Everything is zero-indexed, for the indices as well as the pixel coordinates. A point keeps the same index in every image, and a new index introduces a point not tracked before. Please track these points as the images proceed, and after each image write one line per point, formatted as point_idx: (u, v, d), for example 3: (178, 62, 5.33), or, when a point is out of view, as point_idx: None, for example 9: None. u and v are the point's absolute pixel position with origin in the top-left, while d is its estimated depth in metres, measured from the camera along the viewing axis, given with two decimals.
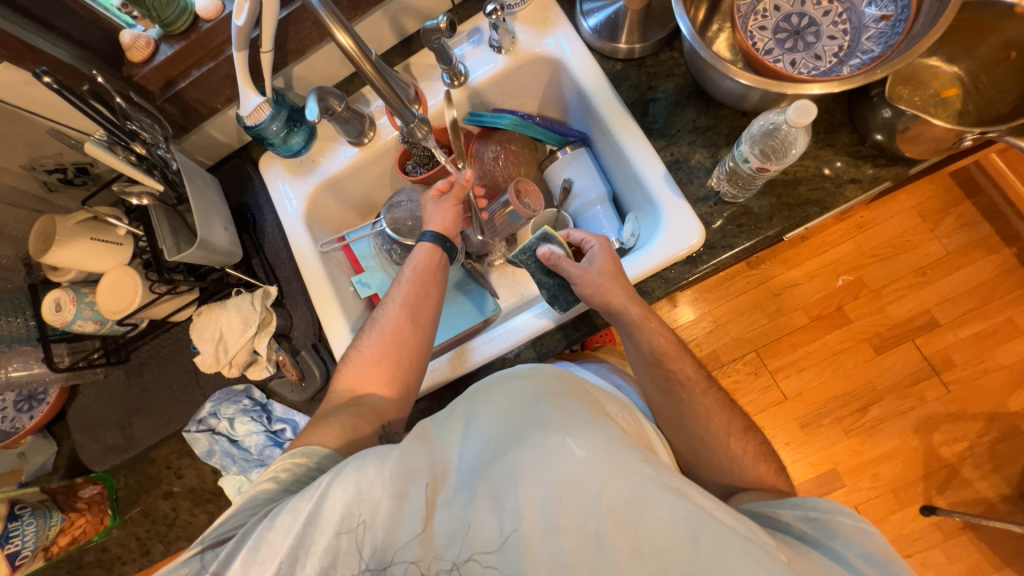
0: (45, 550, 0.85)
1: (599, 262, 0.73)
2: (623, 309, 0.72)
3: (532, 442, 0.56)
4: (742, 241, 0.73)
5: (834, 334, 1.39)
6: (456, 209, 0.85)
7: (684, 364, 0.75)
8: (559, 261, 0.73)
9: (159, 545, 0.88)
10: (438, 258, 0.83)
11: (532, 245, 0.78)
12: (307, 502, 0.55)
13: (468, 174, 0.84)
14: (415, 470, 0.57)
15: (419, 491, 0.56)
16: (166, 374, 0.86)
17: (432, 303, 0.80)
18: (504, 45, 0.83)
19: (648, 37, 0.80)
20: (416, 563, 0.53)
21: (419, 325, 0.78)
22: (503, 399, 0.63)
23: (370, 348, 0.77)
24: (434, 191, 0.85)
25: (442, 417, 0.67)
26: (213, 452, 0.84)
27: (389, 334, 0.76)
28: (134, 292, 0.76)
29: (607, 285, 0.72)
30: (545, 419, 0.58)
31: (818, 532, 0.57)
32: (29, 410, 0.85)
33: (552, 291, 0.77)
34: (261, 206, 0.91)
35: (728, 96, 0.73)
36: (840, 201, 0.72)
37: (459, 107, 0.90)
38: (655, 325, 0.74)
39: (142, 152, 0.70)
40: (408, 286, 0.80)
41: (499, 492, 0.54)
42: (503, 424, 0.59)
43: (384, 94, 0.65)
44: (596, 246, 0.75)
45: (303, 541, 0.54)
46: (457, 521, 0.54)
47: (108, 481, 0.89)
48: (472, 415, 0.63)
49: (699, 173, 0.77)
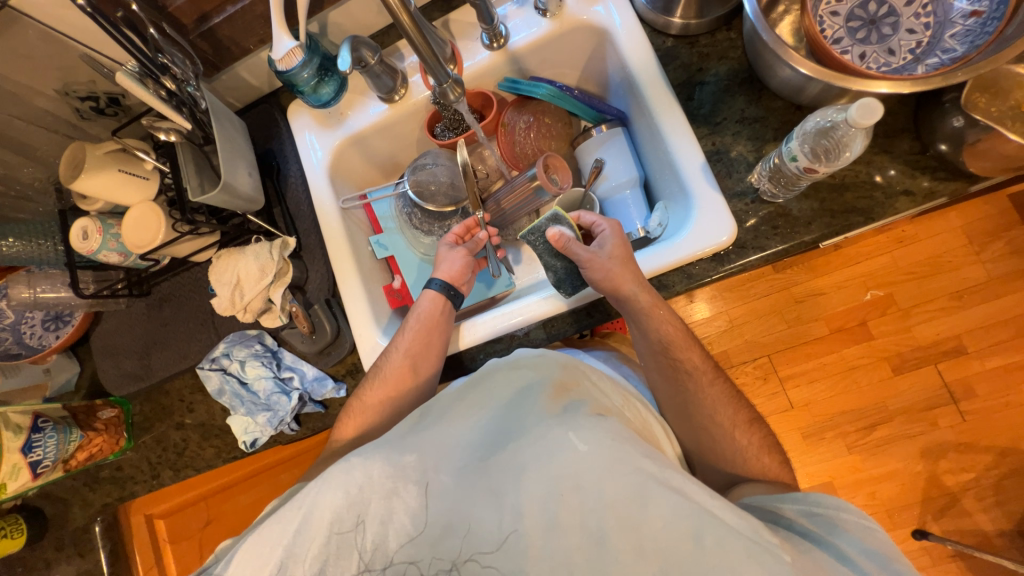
0: (64, 461, 0.88)
1: (609, 246, 0.73)
2: (631, 296, 0.70)
3: (533, 437, 0.58)
4: (775, 244, 0.70)
5: (853, 349, 1.35)
6: (466, 258, 0.84)
7: (692, 354, 0.73)
8: (568, 244, 0.72)
9: (169, 471, 0.93)
10: (444, 308, 0.81)
11: (542, 226, 0.76)
12: (294, 511, 0.56)
13: (485, 235, 0.86)
14: (411, 463, 0.58)
15: (413, 489, 0.57)
16: (184, 312, 0.89)
17: (436, 352, 0.78)
18: (550, 8, 0.79)
19: (706, 13, 0.74)
20: (414, 564, 0.53)
21: (421, 375, 0.78)
22: (504, 389, 0.64)
23: (372, 398, 0.78)
24: (451, 237, 0.88)
25: (441, 401, 0.67)
26: (223, 391, 0.86)
27: (391, 384, 0.77)
28: (157, 228, 0.76)
29: (616, 270, 0.70)
30: (544, 415, 0.60)
31: (820, 528, 0.56)
32: (55, 329, 0.90)
33: (559, 274, 0.75)
34: (286, 155, 0.90)
35: (785, 87, 0.68)
36: (888, 213, 0.67)
37: (496, 71, 0.86)
38: (666, 314, 0.72)
39: (172, 87, 0.69)
40: (413, 334, 0.78)
41: (499, 486, 0.56)
42: (503, 419, 0.62)
43: (421, 50, 0.61)
44: (608, 230, 0.75)
45: (293, 549, 0.55)
46: (453, 513, 0.55)
47: (125, 405, 0.94)
48: (474, 404, 0.65)
49: (739, 167, 0.73)
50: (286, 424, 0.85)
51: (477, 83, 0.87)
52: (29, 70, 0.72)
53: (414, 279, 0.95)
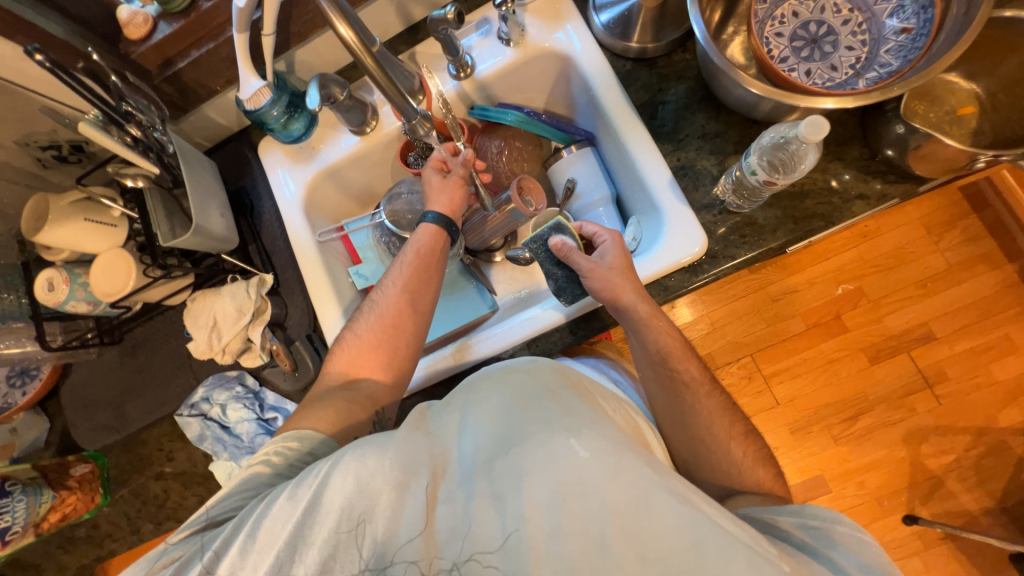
0: (36, 525, 0.85)
1: (610, 256, 0.73)
2: (631, 306, 0.71)
3: (535, 442, 0.55)
4: (745, 252, 0.72)
5: (831, 342, 1.39)
6: (462, 191, 0.83)
7: (690, 365, 0.75)
8: (569, 253, 0.73)
9: (149, 525, 0.89)
10: (441, 242, 0.80)
11: (544, 234, 0.77)
12: (306, 489, 0.55)
13: (469, 154, 0.82)
14: (420, 461, 0.57)
15: (420, 486, 0.55)
16: (159, 356, 0.86)
17: (432, 288, 0.78)
18: (513, 37, 0.81)
19: (661, 37, 0.78)
20: (415, 564, 0.53)
21: (419, 313, 0.77)
22: (504, 393, 0.62)
23: (367, 333, 0.75)
24: (436, 163, 0.82)
25: (438, 408, 0.66)
26: (204, 437, 0.84)
27: (388, 319, 0.75)
28: (128, 275, 0.75)
29: (616, 280, 0.71)
30: (548, 418, 0.57)
31: (816, 541, 0.57)
32: (21, 385, 0.86)
33: (559, 283, 0.76)
34: (259, 192, 0.90)
35: (740, 104, 0.71)
36: (847, 216, 0.71)
37: (465, 99, 0.87)
38: (664, 324, 0.73)
39: (138, 134, 0.69)
40: (411, 269, 0.78)
41: (502, 490, 0.54)
42: (504, 421, 0.59)
43: (386, 89, 0.62)
44: (608, 239, 0.75)
45: (302, 528, 0.54)
46: (458, 516, 0.54)
47: (99, 459, 0.90)
48: (475, 407, 0.62)
49: (705, 180, 0.75)
50: None
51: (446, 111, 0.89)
52: None
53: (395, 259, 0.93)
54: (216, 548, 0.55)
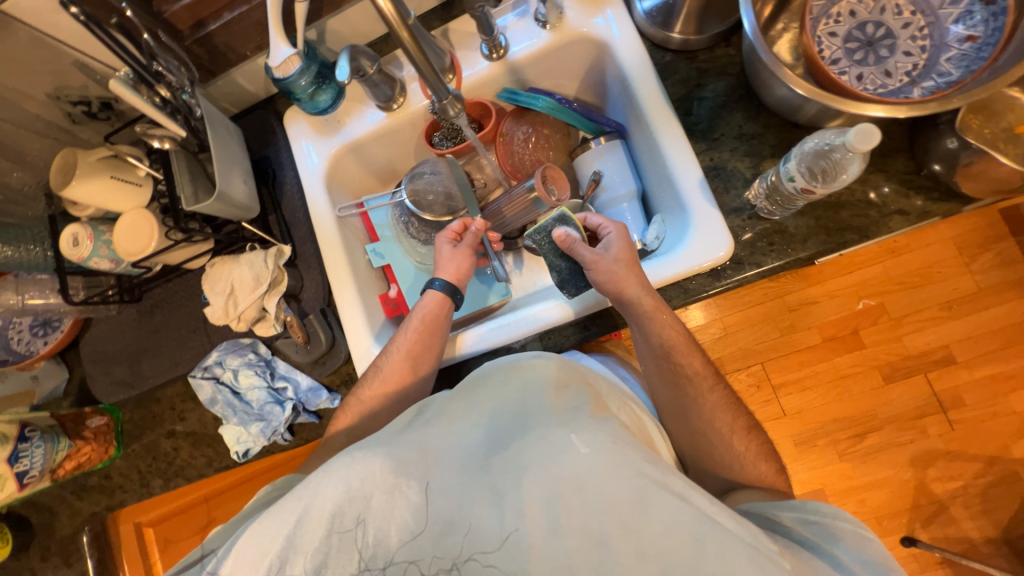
0: (52, 471, 0.86)
1: (616, 249, 0.73)
2: (634, 299, 0.70)
3: (535, 438, 0.56)
4: (771, 260, 0.70)
5: (845, 357, 1.36)
6: (471, 258, 0.83)
7: (693, 359, 0.73)
8: (573, 245, 0.73)
9: (159, 480, 0.91)
10: (446, 308, 0.79)
11: (548, 225, 0.76)
12: (296, 502, 0.52)
13: (479, 224, 0.82)
14: (413, 461, 0.55)
15: (415, 486, 0.53)
16: (176, 318, 0.88)
17: (434, 354, 0.77)
18: (550, 20, 0.78)
19: (705, 29, 0.75)
20: (414, 563, 0.49)
21: (421, 376, 0.76)
22: (505, 390, 0.64)
23: (371, 394, 0.76)
24: (450, 234, 0.84)
25: (436, 404, 0.65)
26: (215, 400, 0.85)
27: (392, 386, 0.75)
28: (150, 236, 0.76)
29: (621, 273, 0.71)
30: (547, 416, 0.58)
31: (817, 536, 0.55)
32: (43, 335, 0.89)
33: (563, 275, 0.76)
34: (282, 161, 0.90)
35: (783, 106, 0.68)
36: (882, 232, 0.68)
37: (495, 82, 0.85)
38: (667, 317, 0.71)
39: (167, 95, 0.69)
40: (414, 335, 0.77)
41: (500, 485, 0.53)
42: (505, 421, 0.60)
43: (420, 64, 0.59)
44: (613, 232, 0.75)
45: (294, 541, 0.50)
46: (455, 510, 0.52)
47: (114, 413, 0.93)
48: (475, 404, 0.63)
49: (736, 183, 0.73)
50: (280, 434, 0.84)
51: (476, 93, 0.87)
52: (21, 76, 0.71)
53: (421, 269, 0.94)
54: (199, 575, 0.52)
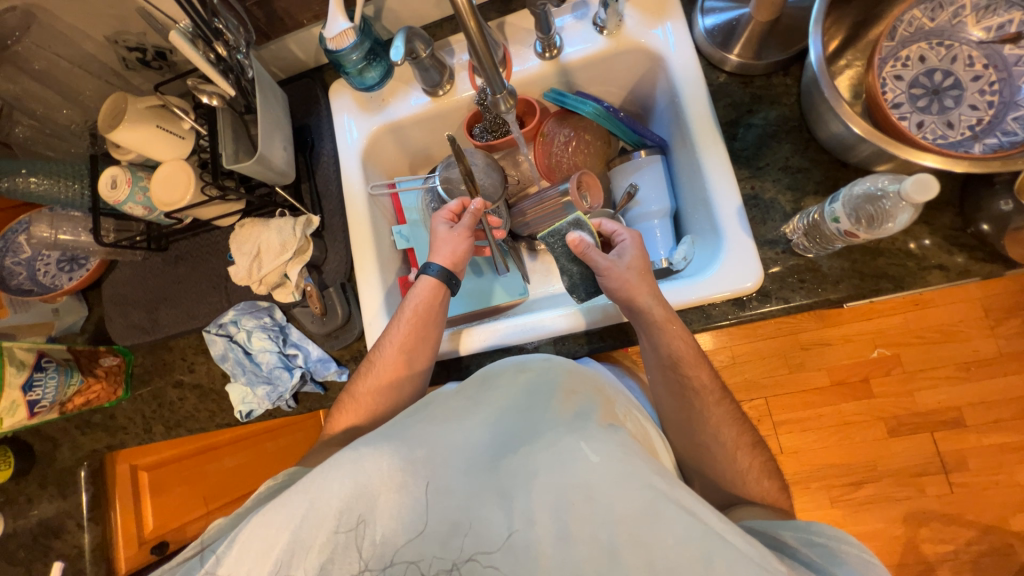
0: (61, 404, 0.86)
1: (629, 256, 0.72)
2: (645, 309, 0.69)
3: (543, 443, 0.56)
4: (800, 297, 0.69)
5: (852, 404, 1.34)
6: (469, 240, 0.81)
7: (700, 372, 0.70)
8: (587, 250, 0.71)
9: (161, 427, 0.93)
10: (440, 295, 0.79)
11: (563, 229, 0.76)
12: (302, 495, 0.52)
13: (479, 203, 0.79)
14: (418, 459, 0.55)
15: (420, 485, 0.54)
16: (199, 272, 0.89)
17: (430, 346, 0.77)
18: (608, 26, 0.78)
19: (763, 55, 0.73)
20: (415, 563, 0.50)
21: (416, 368, 0.76)
22: (515, 392, 0.65)
23: (369, 387, 0.76)
24: (447, 214, 0.82)
25: (443, 398, 0.66)
26: (226, 358, 0.86)
27: (387, 378, 0.75)
28: (186, 189, 0.77)
29: (632, 281, 0.70)
30: (555, 422, 0.58)
31: (822, 559, 0.51)
32: (69, 271, 0.93)
33: (574, 279, 0.78)
34: (322, 132, 0.90)
35: (835, 144, 0.66)
36: (919, 284, 0.66)
37: (544, 81, 0.85)
38: (677, 329, 0.69)
39: (222, 53, 0.70)
40: (408, 327, 0.76)
41: (509, 488, 0.54)
42: (514, 424, 0.61)
43: (481, 56, 0.58)
44: (627, 240, 0.75)
45: (299, 534, 0.51)
46: (461, 510, 0.52)
47: (127, 355, 0.94)
48: (484, 404, 0.63)
49: (775, 215, 0.72)
50: (284, 400, 0.85)
51: (523, 90, 0.87)
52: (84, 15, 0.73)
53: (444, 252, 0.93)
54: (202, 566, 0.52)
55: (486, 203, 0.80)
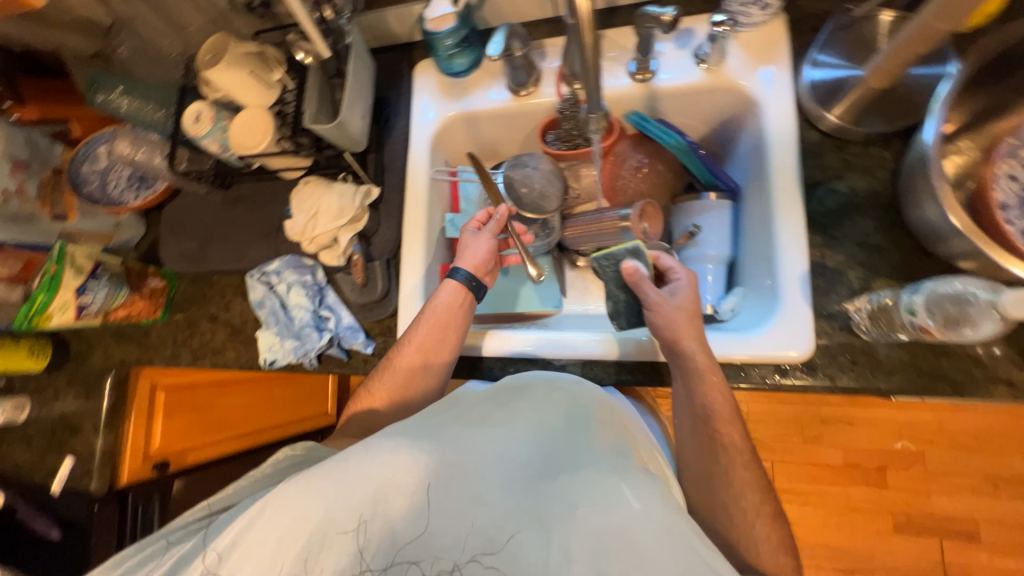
0: (106, 313, 0.90)
1: (681, 296, 0.71)
2: (687, 353, 0.68)
3: (585, 478, 0.56)
4: (847, 379, 0.66)
5: (865, 492, 1.28)
6: (492, 242, 0.82)
7: (732, 431, 0.67)
8: (640, 281, 0.72)
9: (188, 356, 0.96)
10: (462, 300, 0.78)
11: (620, 254, 0.75)
12: (342, 472, 0.54)
13: (505, 208, 0.82)
14: (456, 464, 0.57)
15: (456, 491, 0.55)
16: (255, 216, 0.92)
17: (447, 350, 0.76)
18: (708, 60, 0.76)
19: (864, 122, 0.71)
20: (416, 563, 0.52)
21: (431, 371, 0.76)
22: (559, 417, 0.65)
23: (383, 382, 0.77)
24: (474, 222, 0.84)
25: (484, 402, 0.67)
26: (263, 305, 0.89)
27: (401, 374, 0.76)
28: (263, 136, 0.79)
29: (680, 322, 0.69)
30: (599, 459, 0.59)
31: None
32: (137, 189, 0.95)
33: (618, 305, 0.77)
34: (399, 108, 0.91)
35: (925, 231, 0.63)
36: (981, 395, 0.62)
37: (629, 102, 0.83)
38: (716, 380, 0.67)
39: (327, 15, 0.72)
40: (426, 327, 0.76)
41: (546, 517, 0.54)
42: (555, 451, 0.61)
43: (591, 79, 0.60)
44: (682, 279, 0.74)
45: (334, 512, 0.52)
46: (496, 528, 0.53)
47: (171, 281, 0.98)
48: (526, 423, 0.64)
49: (841, 289, 0.69)
50: (308, 358, 0.86)
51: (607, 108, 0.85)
52: None
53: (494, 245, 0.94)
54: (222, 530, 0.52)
55: (509, 209, 0.82)
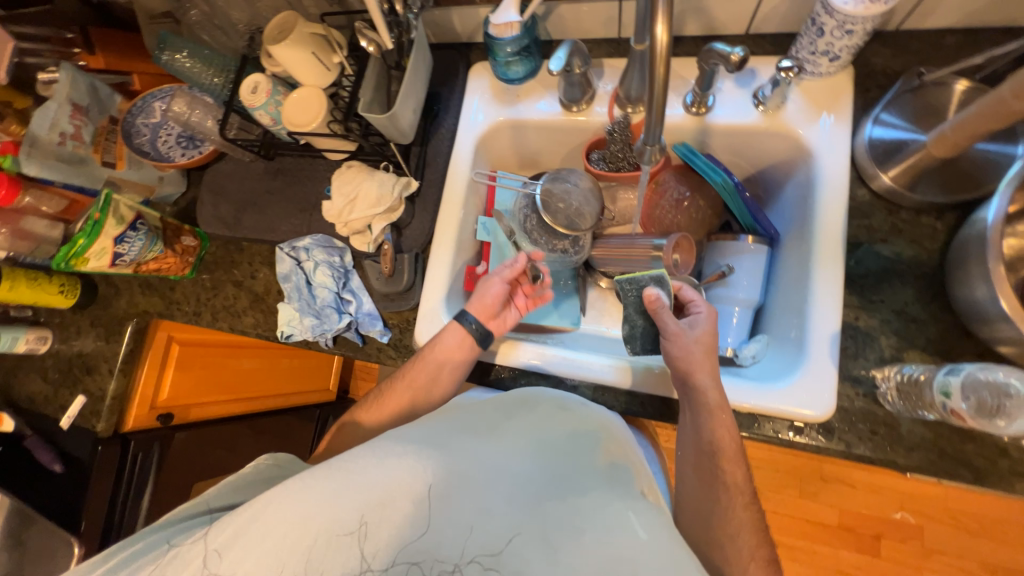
0: (138, 264, 0.92)
1: (700, 330, 0.70)
2: (700, 389, 0.67)
3: (589, 501, 0.57)
4: (864, 448, 0.64)
5: (857, 558, 1.25)
6: (502, 288, 0.79)
7: (736, 470, 0.65)
8: (660, 310, 0.71)
9: (208, 317, 0.98)
10: (464, 351, 0.77)
11: (642, 281, 0.74)
12: (346, 472, 0.55)
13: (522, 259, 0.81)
14: (461, 473, 0.58)
15: (461, 499, 0.56)
16: (293, 192, 0.93)
17: (444, 390, 0.79)
18: (767, 104, 0.75)
19: (918, 188, 0.68)
20: (416, 564, 0.52)
21: (427, 403, 0.79)
22: (564, 438, 0.66)
23: (379, 409, 0.80)
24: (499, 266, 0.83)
25: (490, 410, 0.69)
26: (288, 279, 0.90)
27: (399, 405, 0.79)
28: (315, 117, 0.80)
29: (697, 357, 0.68)
30: (602, 483, 0.60)
31: None
32: (185, 149, 0.98)
33: (634, 330, 0.76)
34: (449, 106, 0.91)
35: (969, 311, 0.61)
36: (1002, 486, 0.60)
37: (680, 133, 0.82)
38: (727, 419, 0.66)
39: (397, 9, 0.73)
40: (426, 369, 0.77)
41: (553, 537, 0.54)
42: (557, 472, 0.62)
43: (653, 109, 0.57)
44: (703, 313, 0.73)
45: (338, 512, 0.53)
46: (501, 544, 0.53)
47: (203, 242, 1.00)
48: (530, 440, 0.65)
49: (870, 355, 0.67)
50: (324, 338, 0.88)
51: None
52: None
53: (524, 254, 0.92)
54: (223, 525, 0.52)
55: (525, 259, 0.81)
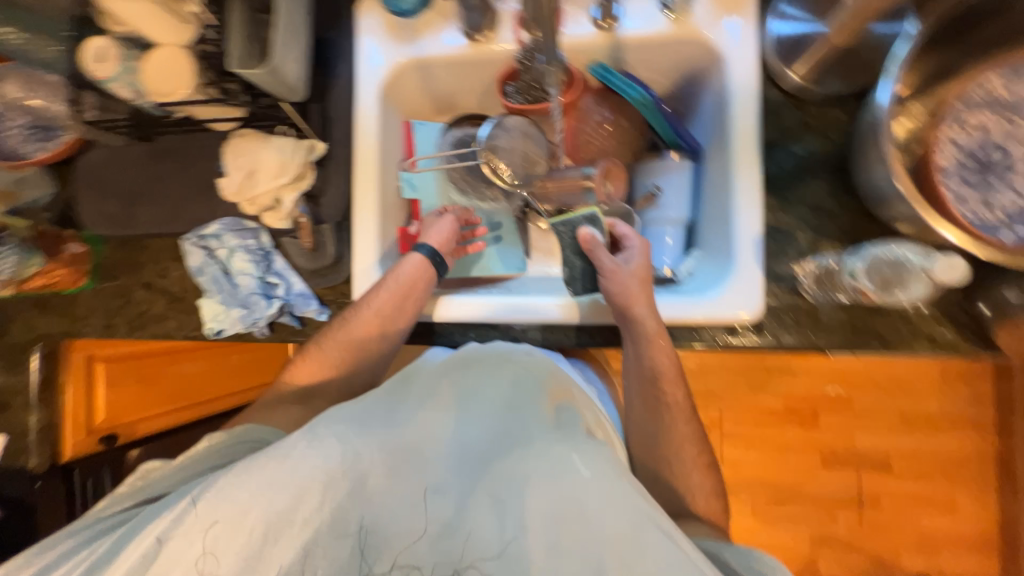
0: (20, 280, 0.85)
1: (634, 264, 0.72)
2: (638, 319, 0.69)
3: (535, 450, 0.62)
4: (790, 338, 0.70)
5: (798, 432, 1.41)
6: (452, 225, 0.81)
7: (676, 390, 0.72)
8: (595, 248, 0.72)
9: (124, 329, 0.88)
10: (426, 275, 0.77)
11: (576, 221, 0.73)
12: (287, 468, 0.57)
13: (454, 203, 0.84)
14: (407, 449, 0.64)
15: (418, 481, 0.62)
16: (185, 173, 0.83)
17: (406, 319, 0.76)
18: (674, 8, 0.72)
19: (824, 82, 0.70)
20: (417, 568, 0.59)
21: (385, 338, 0.77)
22: (507, 386, 0.70)
23: (332, 344, 0.78)
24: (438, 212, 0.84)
25: (431, 377, 0.72)
26: (203, 271, 0.82)
27: (357, 337, 0.76)
28: (185, 80, 0.69)
29: (632, 289, 0.70)
30: (544, 430, 0.65)
31: None
32: (40, 141, 0.83)
33: (574, 272, 0.74)
34: (343, 52, 0.83)
35: (873, 195, 0.65)
36: (905, 349, 0.68)
37: (593, 52, 0.78)
38: (664, 345, 0.70)
39: None
40: (388, 295, 0.75)
41: (503, 495, 0.61)
42: (500, 426, 0.67)
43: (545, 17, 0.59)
44: (637, 247, 0.74)
45: (288, 510, 0.57)
46: (456, 512, 0.61)
47: (95, 245, 0.88)
48: (468, 402, 0.70)
49: (791, 252, 0.71)
50: (258, 327, 0.81)
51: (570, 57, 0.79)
52: None
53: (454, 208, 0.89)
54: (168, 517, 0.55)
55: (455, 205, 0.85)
